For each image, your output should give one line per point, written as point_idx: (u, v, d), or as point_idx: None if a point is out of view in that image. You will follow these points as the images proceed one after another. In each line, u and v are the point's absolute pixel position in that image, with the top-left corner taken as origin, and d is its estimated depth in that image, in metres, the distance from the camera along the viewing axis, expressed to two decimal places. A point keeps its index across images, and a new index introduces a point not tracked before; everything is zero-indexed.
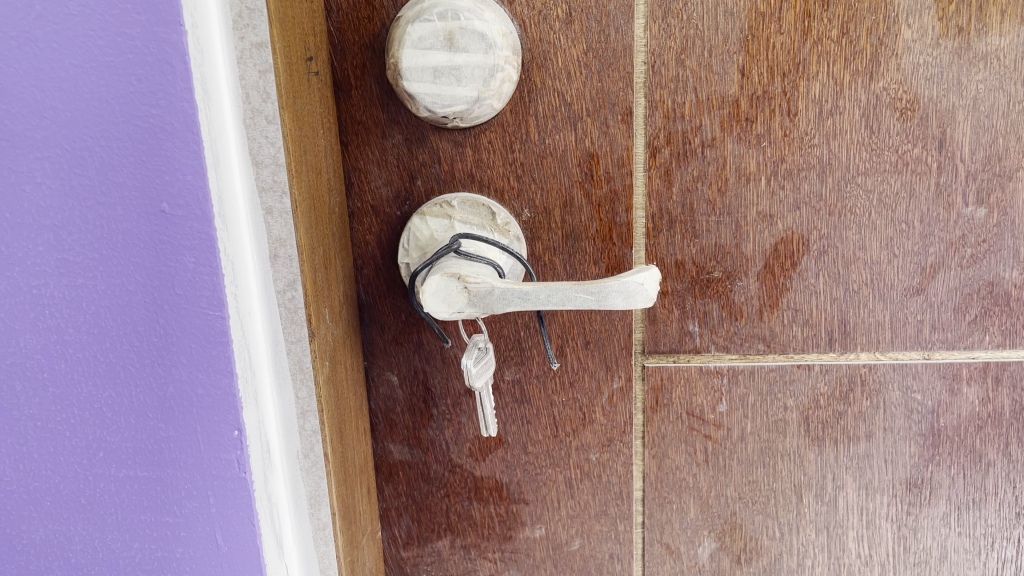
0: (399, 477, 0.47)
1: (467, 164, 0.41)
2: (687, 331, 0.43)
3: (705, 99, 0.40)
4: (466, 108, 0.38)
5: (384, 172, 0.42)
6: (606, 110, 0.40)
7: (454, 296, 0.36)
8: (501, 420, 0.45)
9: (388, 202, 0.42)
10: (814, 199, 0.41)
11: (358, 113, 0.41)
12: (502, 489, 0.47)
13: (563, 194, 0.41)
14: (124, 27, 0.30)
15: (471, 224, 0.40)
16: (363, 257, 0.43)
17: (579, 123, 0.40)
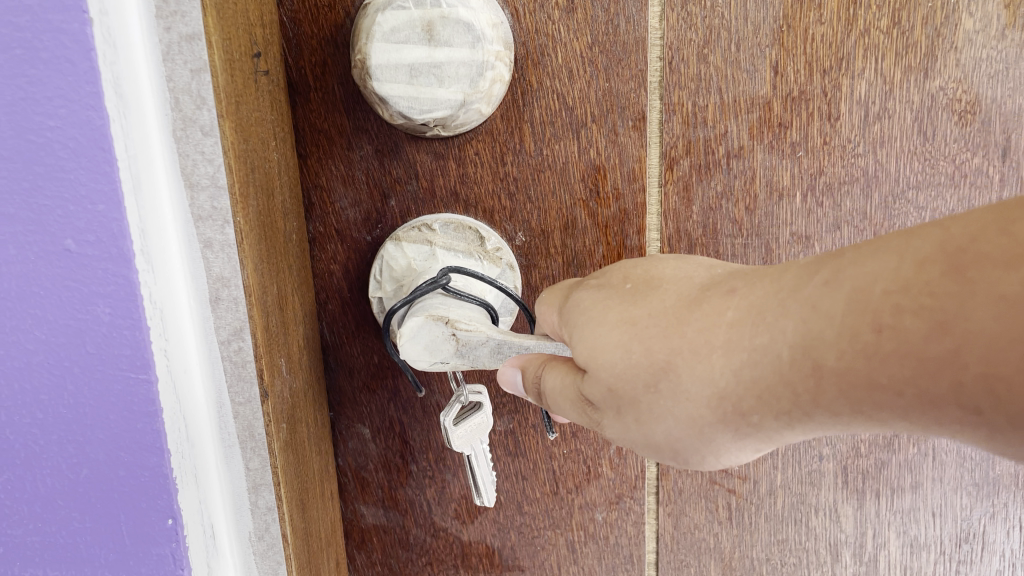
0: (373, 544, 0.40)
1: (449, 180, 0.35)
2: None
3: (732, 102, 0.33)
4: (449, 114, 0.32)
5: (351, 190, 0.35)
6: (614, 115, 0.34)
7: (439, 343, 0.30)
8: (492, 477, 0.39)
9: (355, 225, 0.35)
10: (857, 217, 0.35)
11: (318, 121, 0.34)
12: (493, 555, 0.40)
13: (564, 214, 0.35)
14: (8, 14, 0.23)
15: (455, 250, 0.34)
16: (327, 290, 0.36)
17: (582, 130, 0.34)
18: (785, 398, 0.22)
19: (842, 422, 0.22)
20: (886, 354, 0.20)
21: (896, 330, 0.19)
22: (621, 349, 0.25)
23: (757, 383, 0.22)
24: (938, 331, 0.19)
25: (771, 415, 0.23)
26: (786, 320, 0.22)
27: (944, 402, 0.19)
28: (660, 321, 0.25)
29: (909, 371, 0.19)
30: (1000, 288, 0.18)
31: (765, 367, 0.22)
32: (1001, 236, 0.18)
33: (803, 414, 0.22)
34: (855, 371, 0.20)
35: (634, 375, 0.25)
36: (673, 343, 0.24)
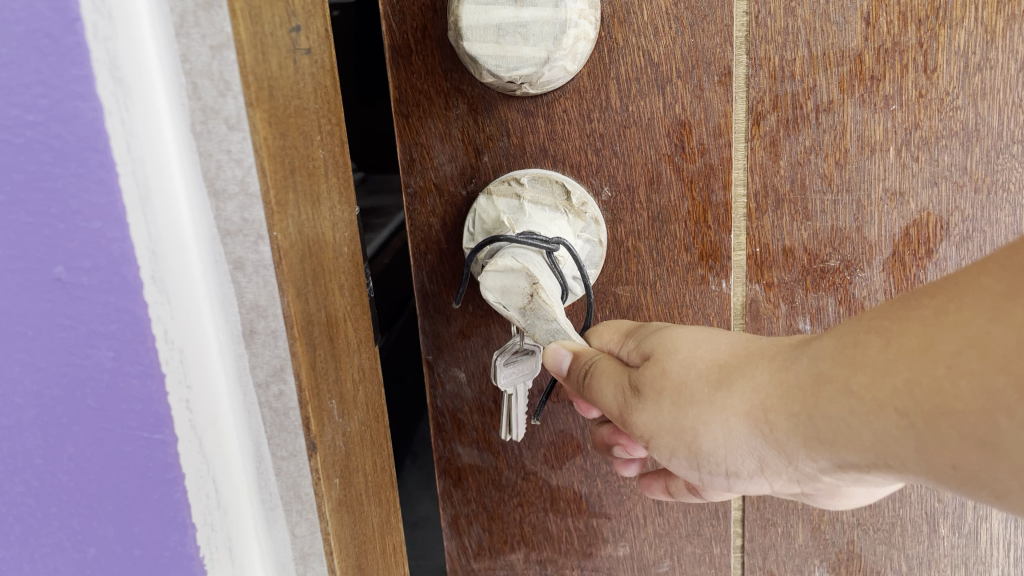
0: (469, 483, 0.43)
1: (539, 136, 0.36)
2: (798, 330, 0.37)
3: (822, 55, 0.33)
4: (534, 72, 0.33)
5: (448, 146, 0.37)
6: (698, 70, 0.34)
7: (514, 295, 0.32)
8: (580, 425, 0.40)
9: (452, 179, 0.38)
10: (955, 172, 0.34)
11: (419, 81, 0.36)
12: (580, 501, 0.42)
13: (650, 169, 0.36)
14: None
15: (542, 204, 0.36)
16: (427, 241, 0.39)
17: (668, 87, 0.35)
18: (797, 401, 0.25)
19: (832, 441, 0.24)
20: (861, 363, 0.24)
21: (865, 342, 0.24)
22: (689, 340, 0.29)
23: (781, 385, 0.26)
24: (893, 347, 0.23)
25: (784, 415, 0.26)
26: (815, 343, 0.26)
27: (888, 407, 0.23)
28: (731, 335, 0.29)
29: (874, 375, 0.23)
30: (939, 312, 0.23)
31: (788, 375, 0.26)
32: (968, 279, 0.23)
33: (812, 420, 0.25)
34: (837, 376, 0.24)
35: (689, 363, 0.28)
36: (734, 349, 0.28)
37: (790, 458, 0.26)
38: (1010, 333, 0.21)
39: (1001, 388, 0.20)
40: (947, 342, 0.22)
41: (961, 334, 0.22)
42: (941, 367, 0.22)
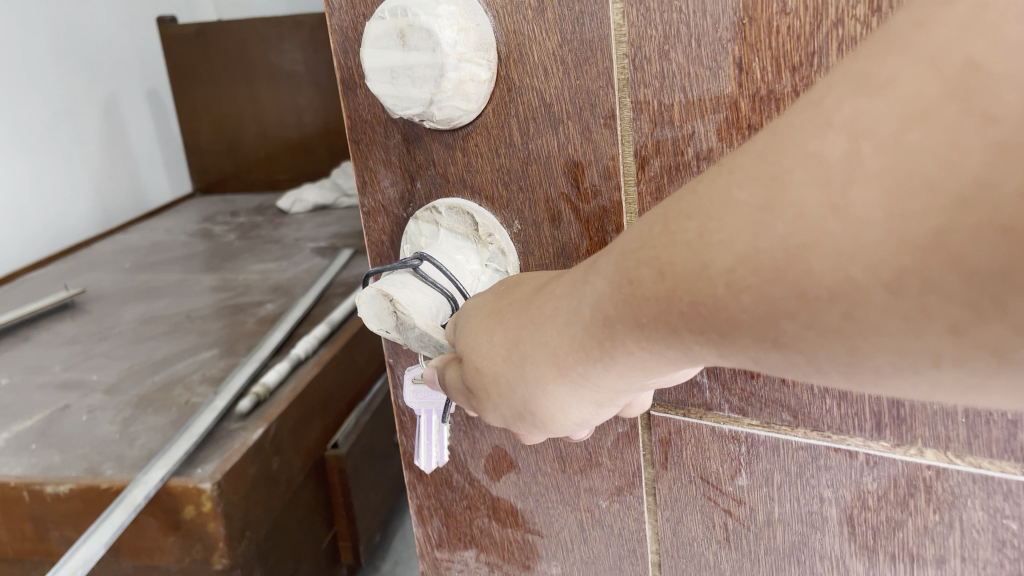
0: (428, 479, 0.46)
1: (459, 168, 0.38)
2: (695, 382, 0.35)
3: (698, 101, 0.31)
4: (424, 111, 0.34)
5: (390, 173, 0.40)
6: (586, 112, 0.34)
7: (384, 315, 0.34)
8: (511, 443, 0.42)
9: (395, 202, 0.41)
10: None
11: (363, 112, 0.40)
12: (517, 515, 0.44)
13: (551, 207, 0.36)
14: None
15: (456, 233, 0.38)
16: (382, 257, 0.43)
17: (561, 127, 0.35)
18: (593, 348, 0.27)
19: (627, 354, 0.26)
20: (641, 299, 0.23)
21: (639, 280, 0.23)
22: (486, 331, 0.31)
23: (571, 337, 0.27)
24: (666, 277, 0.22)
25: (586, 364, 0.27)
26: (583, 289, 0.27)
27: (678, 327, 0.23)
28: (521, 300, 0.31)
29: (661, 303, 0.23)
30: (702, 232, 0.21)
31: (572, 324, 0.27)
32: (753, 172, 0.20)
33: (614, 358, 0.26)
34: (627, 311, 0.24)
35: (491, 350, 0.30)
36: (521, 318, 0.30)
37: (614, 390, 0.28)
38: (776, 249, 0.19)
39: (781, 300, 0.20)
40: (714, 265, 0.21)
41: (723, 257, 0.20)
42: (718, 296, 0.21)
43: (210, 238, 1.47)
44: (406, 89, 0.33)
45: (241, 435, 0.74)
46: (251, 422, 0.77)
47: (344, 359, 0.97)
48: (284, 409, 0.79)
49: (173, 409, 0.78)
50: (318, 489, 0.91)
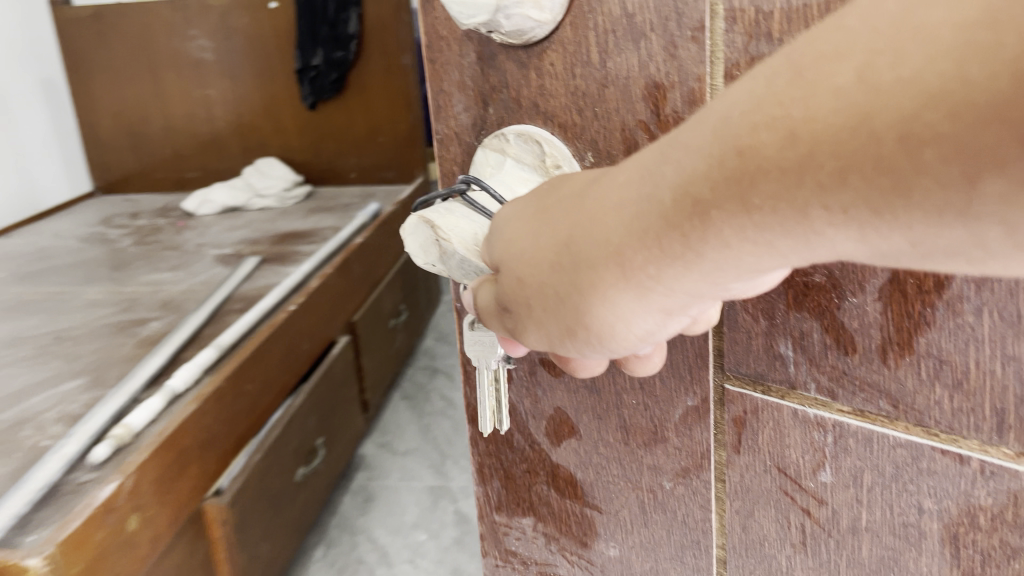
0: (488, 434, 0.42)
1: (531, 91, 0.33)
2: (778, 353, 0.31)
3: (801, 9, 0.26)
4: (490, 20, 0.29)
5: (463, 96, 0.35)
6: (670, 23, 0.28)
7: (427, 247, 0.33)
8: (574, 405, 0.38)
9: (466, 130, 0.36)
10: None
11: (441, 27, 0.34)
12: (576, 486, 0.40)
13: (628, 138, 0.31)
14: None
15: (521, 162, 0.33)
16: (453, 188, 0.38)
17: (642, 42, 0.29)
18: (675, 242, 0.25)
19: (732, 248, 0.24)
20: (754, 169, 0.22)
21: (755, 143, 0.22)
22: (526, 237, 0.30)
23: (643, 231, 0.26)
24: (804, 135, 0.21)
25: (661, 265, 0.26)
26: (665, 169, 0.26)
27: (808, 195, 0.21)
28: (563, 199, 0.30)
29: (793, 165, 0.21)
30: (864, 71, 0.20)
31: (646, 213, 0.26)
32: (922, 13, 0.19)
33: (701, 253, 0.25)
34: (733, 189, 0.23)
35: (533, 257, 0.30)
36: (568, 221, 0.29)
37: (685, 297, 0.27)
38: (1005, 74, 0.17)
39: (999, 143, 0.18)
40: (883, 114, 0.19)
41: (895, 102, 0.19)
42: (885, 148, 0.19)
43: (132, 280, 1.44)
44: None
45: (89, 491, 0.74)
46: (106, 473, 0.78)
47: (221, 399, 0.99)
48: (143, 458, 0.81)
49: (16, 458, 0.80)
50: (197, 540, 0.96)
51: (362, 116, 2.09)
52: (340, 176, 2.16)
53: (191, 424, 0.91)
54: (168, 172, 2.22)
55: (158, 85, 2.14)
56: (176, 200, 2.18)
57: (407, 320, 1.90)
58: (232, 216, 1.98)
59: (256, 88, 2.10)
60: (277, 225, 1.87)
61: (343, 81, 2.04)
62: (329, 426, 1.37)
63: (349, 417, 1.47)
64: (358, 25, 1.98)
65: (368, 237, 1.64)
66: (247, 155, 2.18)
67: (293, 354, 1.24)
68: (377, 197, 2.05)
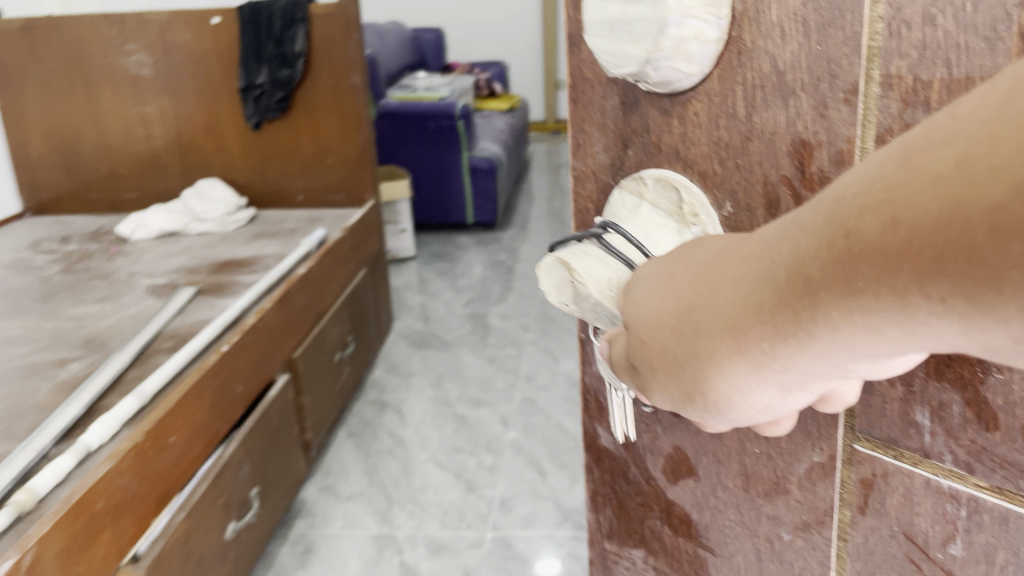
0: (606, 465, 0.47)
1: (673, 137, 0.34)
2: (913, 421, 0.31)
3: (965, 80, 0.25)
4: (638, 72, 0.29)
5: (604, 136, 0.37)
6: (823, 85, 0.28)
7: (562, 288, 0.34)
8: (691, 449, 0.41)
9: (604, 168, 0.37)
10: None
11: (585, 70, 0.36)
12: (691, 525, 0.43)
13: (769, 190, 0.31)
14: None
15: (657, 208, 0.34)
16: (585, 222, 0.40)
17: (791, 99, 0.29)
18: (787, 319, 0.24)
19: (848, 334, 0.23)
20: (857, 252, 0.22)
21: (861, 227, 0.22)
22: (654, 298, 0.30)
23: (755, 303, 0.25)
24: (903, 222, 0.21)
25: (768, 339, 0.25)
26: (783, 243, 0.25)
27: (908, 284, 0.21)
28: (694, 263, 0.30)
29: (897, 253, 0.21)
30: (961, 159, 0.19)
31: (762, 287, 0.25)
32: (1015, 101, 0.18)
33: (811, 332, 0.24)
34: (838, 270, 0.22)
35: (656, 319, 0.30)
36: (691, 287, 0.29)
37: (797, 373, 0.25)
38: None
39: None
40: (976, 203, 0.19)
41: (988, 192, 0.18)
42: (975, 238, 0.19)
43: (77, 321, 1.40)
44: (623, 45, 0.28)
45: None
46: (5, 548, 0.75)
47: (139, 455, 0.95)
48: (46, 529, 0.78)
49: None
50: None
51: (310, 137, 2.04)
52: (287, 199, 2.12)
53: (104, 486, 0.88)
54: (104, 191, 2.15)
55: (93, 101, 2.05)
56: (111, 223, 2.10)
57: (356, 350, 1.84)
58: (169, 242, 1.92)
59: (197, 106, 2.03)
60: (216, 252, 1.82)
61: (289, 101, 1.98)
62: (268, 473, 1.30)
63: (292, 459, 1.41)
64: (304, 43, 1.94)
65: (312, 265, 1.60)
66: (188, 176, 2.11)
67: (224, 400, 1.18)
68: (325, 221, 2.00)
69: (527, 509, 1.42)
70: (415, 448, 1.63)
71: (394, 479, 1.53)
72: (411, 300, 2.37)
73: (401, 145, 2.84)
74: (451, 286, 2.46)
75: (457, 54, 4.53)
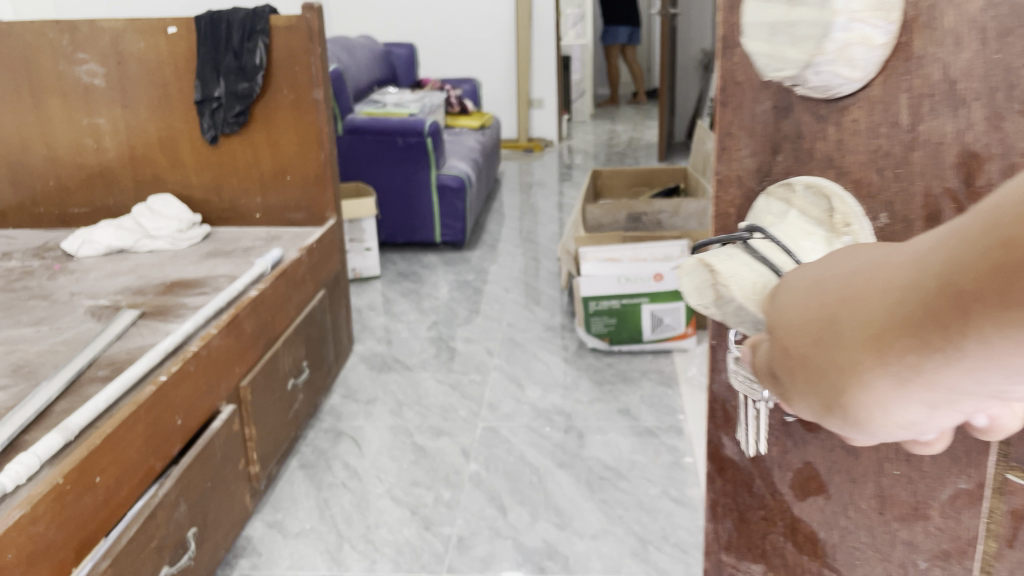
0: (728, 475, 0.42)
1: (828, 144, 0.32)
2: None
3: None
4: (796, 75, 0.30)
5: (752, 140, 0.35)
6: (996, 96, 0.28)
7: (706, 287, 0.31)
8: (826, 462, 0.37)
9: (750, 174, 0.35)
10: None
11: (739, 71, 0.34)
12: (818, 543, 0.39)
13: (929, 205, 0.31)
14: None
15: (808, 215, 0.33)
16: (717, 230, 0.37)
17: (960, 111, 0.29)
18: (935, 333, 0.18)
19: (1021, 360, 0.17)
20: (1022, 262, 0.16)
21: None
22: (795, 297, 0.23)
23: (902, 312, 0.19)
24: None
25: (918, 360, 0.19)
26: (949, 235, 0.18)
27: None
28: (848, 255, 0.22)
29: None
30: None
31: (910, 294, 0.19)
32: None
33: (961, 347, 0.18)
34: (1001, 282, 0.16)
35: (790, 324, 0.23)
36: (838, 286, 0.22)
37: (963, 396, 0.19)
38: None
39: None
40: None
41: None
42: None
43: (32, 352, 1.35)
44: (782, 49, 0.30)
45: None
46: None
47: (59, 500, 0.89)
48: None
49: None
50: None
51: (269, 152, 1.98)
52: (244, 216, 2.05)
53: (16, 536, 0.82)
54: (51, 206, 2.06)
55: (40, 112, 1.96)
56: (57, 239, 2.02)
57: (311, 376, 1.77)
58: (117, 259, 1.85)
59: (150, 118, 1.96)
60: (165, 272, 1.75)
61: (248, 115, 1.92)
62: (207, 512, 1.23)
63: (236, 494, 1.35)
64: (264, 56, 1.89)
65: (265, 287, 1.56)
66: (140, 191, 2.03)
67: (161, 433, 1.14)
68: (283, 240, 1.94)
69: (485, 548, 1.33)
70: (370, 480, 1.55)
71: (347, 516, 1.45)
72: (375, 322, 2.31)
73: (370, 163, 2.81)
74: (416, 308, 2.40)
75: (430, 72, 4.52)
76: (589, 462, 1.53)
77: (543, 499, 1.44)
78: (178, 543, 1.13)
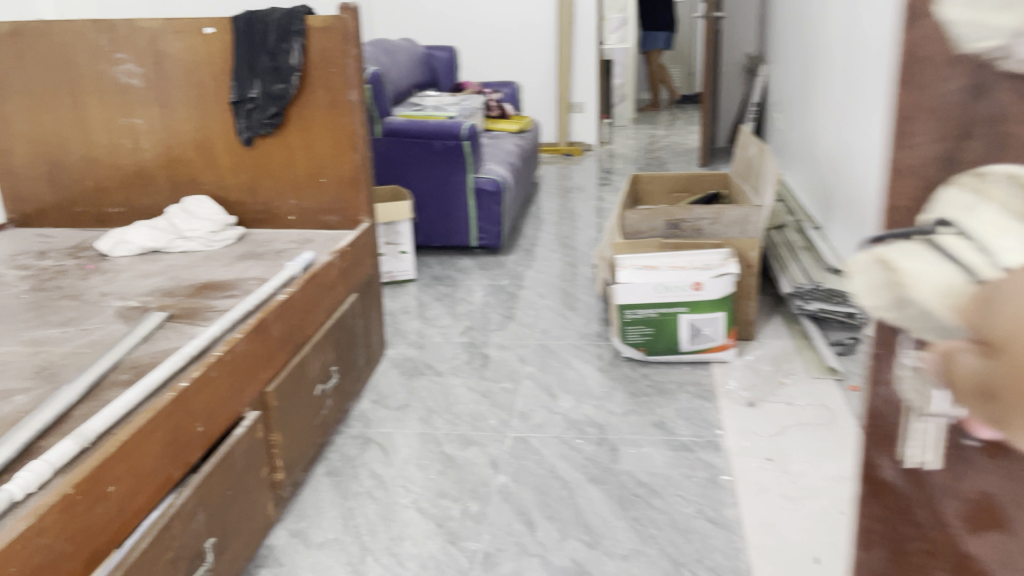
0: (889, 501, 0.54)
1: (1013, 128, 0.41)
2: None
3: None
4: (999, 43, 0.33)
5: (936, 136, 0.44)
6: None
7: (888, 282, 0.34)
8: (997, 495, 0.47)
9: (933, 155, 0.45)
10: None
11: (931, 64, 0.44)
12: (972, 565, 0.51)
13: None
14: None
15: (1008, 209, 0.34)
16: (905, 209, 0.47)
17: None
18: None
19: None
20: None
21: None
22: (1004, 325, 0.27)
23: None
24: None
25: None
26: None
27: None
28: None
29: None
30: None
31: None
32: None
33: None
34: None
35: (1008, 348, 0.27)
36: None
37: None
38: None
39: None
40: None
41: None
42: None
43: (60, 353, 1.35)
44: (986, 18, 0.32)
45: None
46: None
47: (67, 510, 0.87)
48: None
49: None
50: None
51: (304, 155, 1.95)
52: (278, 218, 2.03)
53: (20, 548, 0.80)
54: (89, 206, 2.07)
55: (79, 112, 1.97)
56: (92, 238, 2.02)
57: (339, 381, 1.75)
58: (149, 259, 1.84)
59: (187, 118, 1.94)
60: (197, 273, 1.74)
61: (282, 117, 1.90)
62: (226, 522, 1.21)
63: (257, 502, 1.32)
64: (300, 57, 1.86)
65: (294, 291, 1.53)
66: (176, 191, 2.03)
67: (180, 441, 1.12)
68: (315, 243, 1.91)
69: (511, 566, 1.28)
70: (397, 490, 1.52)
71: (371, 527, 1.41)
72: (408, 326, 2.28)
73: (406, 165, 2.78)
74: (449, 313, 2.37)
75: (470, 75, 4.49)
76: (621, 477, 1.48)
77: (573, 516, 1.38)
78: (196, 554, 1.11)
